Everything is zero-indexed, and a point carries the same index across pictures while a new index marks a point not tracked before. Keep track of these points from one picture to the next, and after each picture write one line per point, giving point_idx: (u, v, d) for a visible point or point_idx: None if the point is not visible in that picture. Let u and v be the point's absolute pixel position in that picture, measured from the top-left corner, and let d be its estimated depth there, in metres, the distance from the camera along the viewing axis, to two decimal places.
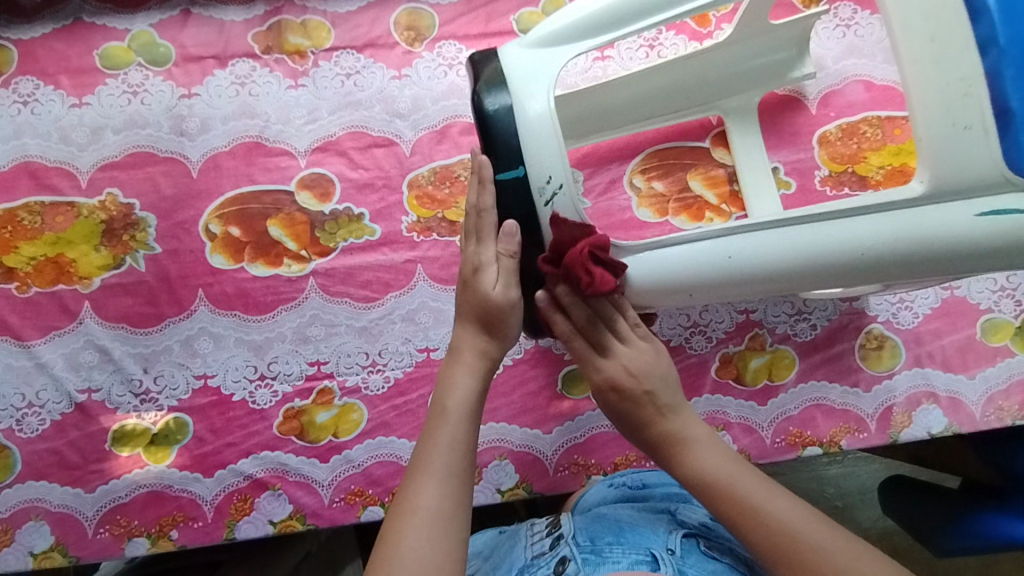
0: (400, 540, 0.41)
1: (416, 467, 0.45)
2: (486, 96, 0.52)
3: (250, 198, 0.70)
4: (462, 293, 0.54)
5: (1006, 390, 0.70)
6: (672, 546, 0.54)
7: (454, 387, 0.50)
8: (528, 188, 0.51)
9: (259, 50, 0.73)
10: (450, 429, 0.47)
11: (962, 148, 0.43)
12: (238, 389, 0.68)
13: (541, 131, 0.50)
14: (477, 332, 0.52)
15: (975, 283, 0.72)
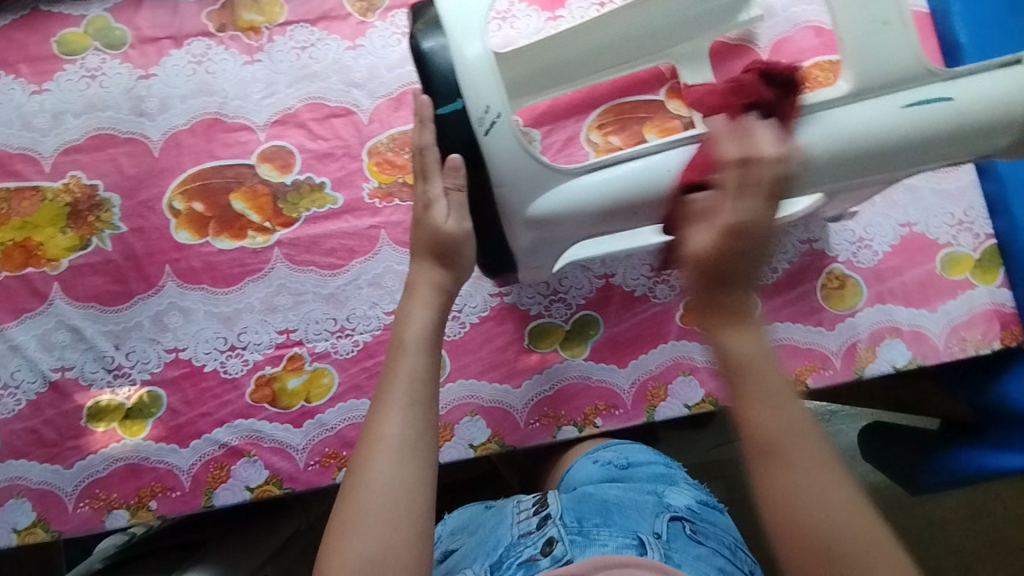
0: (367, 469, 0.44)
1: (381, 397, 0.47)
2: (423, 36, 0.47)
3: (212, 173, 0.71)
4: (414, 232, 0.51)
5: (968, 321, 0.71)
6: (659, 530, 0.54)
7: (412, 319, 0.49)
8: (468, 123, 0.47)
9: (214, 29, 0.74)
10: (411, 360, 0.47)
11: (882, 43, 0.45)
12: (209, 359, 0.69)
13: (478, 64, 0.46)
14: (432, 268, 0.50)
15: (932, 218, 0.73)
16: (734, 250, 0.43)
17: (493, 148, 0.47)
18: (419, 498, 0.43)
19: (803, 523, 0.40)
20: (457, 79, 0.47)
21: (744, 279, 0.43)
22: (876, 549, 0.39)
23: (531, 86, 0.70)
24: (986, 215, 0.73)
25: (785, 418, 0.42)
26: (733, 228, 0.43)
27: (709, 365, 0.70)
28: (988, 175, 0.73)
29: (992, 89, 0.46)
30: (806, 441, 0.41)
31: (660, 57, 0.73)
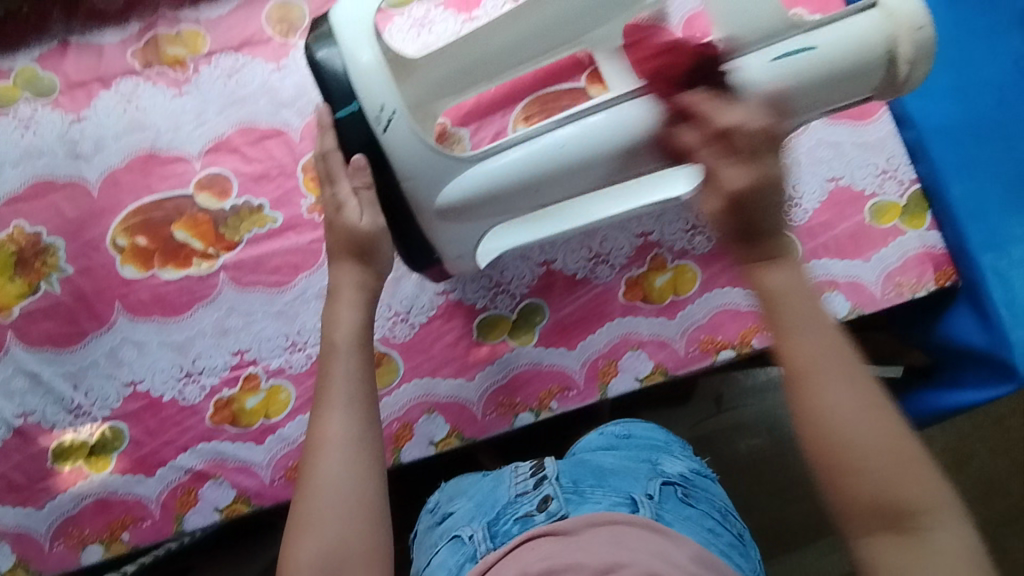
0: (316, 468, 0.47)
1: (320, 402, 0.50)
2: (316, 46, 0.51)
3: (152, 207, 0.73)
4: (331, 235, 0.54)
5: (902, 266, 0.73)
6: (651, 492, 0.61)
7: (339, 322, 0.52)
8: (367, 121, 0.50)
9: (140, 66, 0.76)
10: (344, 362, 0.51)
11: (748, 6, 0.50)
12: (167, 388, 0.70)
13: (370, 65, 0.49)
14: (354, 265, 0.54)
15: (857, 171, 0.75)
16: (752, 204, 0.45)
17: (392, 141, 0.50)
18: (368, 489, 0.48)
19: (838, 440, 0.43)
20: (351, 81, 0.50)
21: (771, 224, 0.46)
22: (893, 462, 0.43)
23: (453, 87, 0.71)
24: (908, 162, 0.75)
25: (812, 344, 0.45)
26: (734, 196, 0.45)
27: (656, 337, 0.72)
28: (905, 124, 0.74)
29: (854, 33, 0.51)
30: (830, 362, 0.45)
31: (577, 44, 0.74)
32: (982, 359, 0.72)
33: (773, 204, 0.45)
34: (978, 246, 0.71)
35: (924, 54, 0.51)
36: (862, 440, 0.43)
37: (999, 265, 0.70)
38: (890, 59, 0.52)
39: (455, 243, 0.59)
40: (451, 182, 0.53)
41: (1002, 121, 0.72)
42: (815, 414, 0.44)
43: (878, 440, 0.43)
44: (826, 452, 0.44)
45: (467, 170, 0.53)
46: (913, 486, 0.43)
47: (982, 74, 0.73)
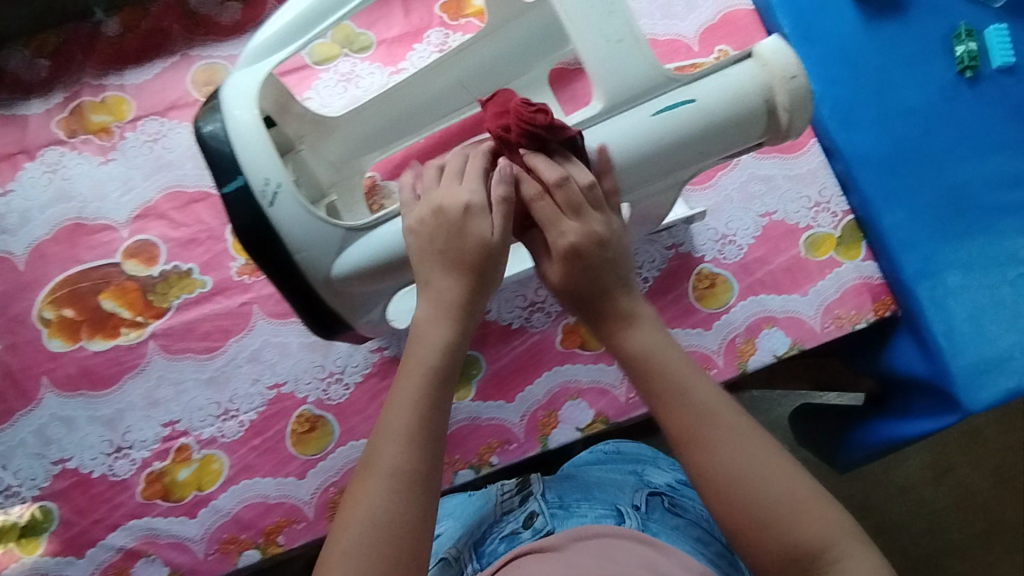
0: (361, 499, 0.44)
1: (380, 429, 0.46)
2: (202, 122, 0.51)
3: (78, 278, 0.72)
4: (451, 240, 0.48)
5: (840, 298, 0.72)
6: (637, 502, 0.57)
7: (424, 340, 0.48)
8: (253, 195, 0.49)
9: (65, 136, 0.75)
10: (413, 389, 0.47)
11: (619, 59, 0.49)
12: (97, 465, 0.68)
13: (252, 140, 0.49)
14: (459, 278, 0.48)
15: (790, 204, 0.75)
16: (578, 270, 0.48)
17: (279, 216, 0.49)
18: (421, 532, 0.43)
19: (745, 498, 0.43)
20: (235, 157, 0.49)
21: (621, 280, 0.49)
22: (805, 507, 0.42)
23: (379, 141, 0.71)
24: (839, 193, 0.75)
25: (696, 399, 0.46)
26: (570, 250, 0.47)
27: (595, 385, 0.71)
28: (835, 155, 0.74)
29: (731, 84, 0.49)
30: (714, 412, 0.45)
31: (501, 92, 0.73)
32: (927, 388, 0.71)
33: (615, 262, 0.49)
34: (914, 275, 0.70)
35: (802, 103, 0.49)
36: (758, 491, 0.43)
37: (935, 294, 0.69)
38: (768, 110, 0.50)
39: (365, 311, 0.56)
40: (343, 253, 0.50)
41: (929, 148, 0.73)
42: (701, 468, 0.44)
43: (769, 490, 0.43)
44: (735, 508, 0.43)
45: (361, 238, 0.50)
46: (815, 527, 0.42)
47: (907, 102, 0.74)
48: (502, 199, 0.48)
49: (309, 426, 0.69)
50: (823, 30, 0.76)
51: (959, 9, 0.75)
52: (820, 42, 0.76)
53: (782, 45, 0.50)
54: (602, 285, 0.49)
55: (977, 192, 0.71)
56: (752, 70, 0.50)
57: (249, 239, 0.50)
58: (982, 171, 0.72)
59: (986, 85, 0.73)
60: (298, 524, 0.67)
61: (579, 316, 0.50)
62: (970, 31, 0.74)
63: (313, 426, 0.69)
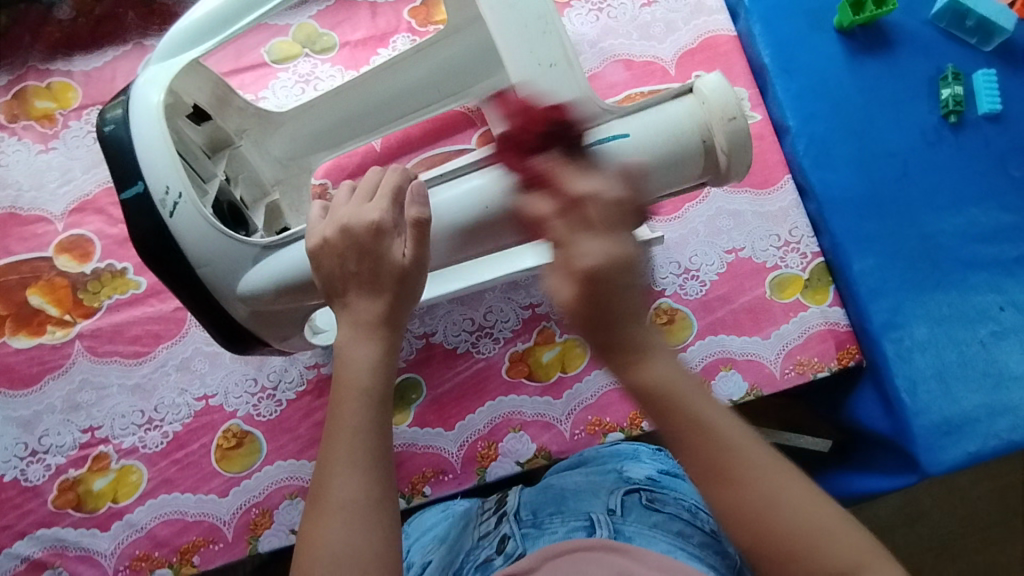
0: (321, 540, 0.39)
1: (325, 457, 0.42)
2: (104, 118, 0.50)
3: (7, 270, 0.69)
4: (360, 262, 0.44)
5: (803, 343, 0.69)
6: (614, 506, 0.52)
7: (352, 359, 0.44)
8: (152, 204, 0.48)
9: (6, 120, 0.72)
10: (355, 412, 0.42)
11: (550, 82, 0.47)
12: (9, 468, 0.65)
13: (152, 147, 0.48)
14: (375, 296, 0.44)
15: (758, 242, 0.71)
16: (599, 295, 0.34)
17: (180, 227, 0.48)
18: (391, 558, 0.40)
19: (791, 553, 0.34)
20: (136, 164, 0.48)
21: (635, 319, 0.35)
22: (870, 553, 0.35)
23: (329, 141, 0.68)
24: (811, 234, 0.72)
25: (719, 438, 0.36)
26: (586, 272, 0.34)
27: (539, 418, 0.67)
28: (808, 195, 0.72)
29: (667, 120, 0.46)
30: (744, 457, 0.36)
31: (461, 98, 0.69)
32: (889, 444, 0.68)
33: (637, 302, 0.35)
34: (880, 326, 0.67)
35: (741, 144, 0.46)
36: (817, 544, 0.34)
37: (901, 348, 0.66)
38: (705, 149, 0.46)
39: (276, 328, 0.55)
40: (249, 271, 0.49)
41: (905, 194, 0.70)
42: (752, 516, 0.35)
43: (839, 544, 0.35)
44: (785, 560, 0.35)
45: (265, 259, 0.49)
46: (884, 574, 0.34)
47: (886, 144, 0.71)
48: (414, 221, 0.45)
49: (236, 441, 0.66)
50: (805, 61, 0.73)
51: (945, 50, 0.73)
52: (801, 74, 0.73)
53: (723, 81, 0.46)
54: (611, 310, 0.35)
55: (950, 243, 0.69)
56: (690, 109, 0.46)
57: (150, 248, 0.49)
58: (958, 222, 0.69)
59: (969, 131, 0.71)
60: (215, 545, 0.64)
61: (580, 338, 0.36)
62: (957, 74, 0.71)
63: (239, 442, 0.66)
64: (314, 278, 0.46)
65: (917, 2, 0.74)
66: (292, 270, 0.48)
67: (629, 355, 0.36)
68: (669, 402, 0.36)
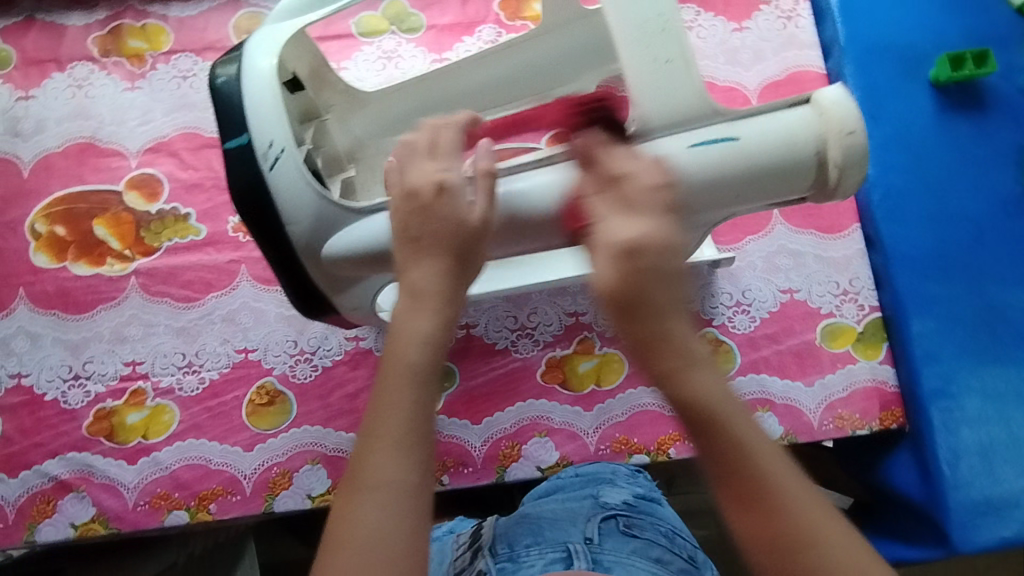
0: (348, 516, 0.38)
1: (366, 437, 0.40)
2: (218, 69, 0.51)
3: (77, 197, 0.70)
4: (428, 224, 0.44)
5: (846, 397, 0.67)
6: (590, 534, 0.54)
7: (408, 332, 0.41)
8: (253, 155, 0.49)
9: (97, 54, 0.74)
10: (402, 390, 0.40)
11: (662, 85, 0.43)
12: (51, 388, 0.67)
13: (263, 100, 0.48)
14: (440, 261, 0.43)
15: (815, 286, 0.70)
16: (631, 266, 0.37)
17: (278, 183, 0.49)
18: (420, 558, 0.38)
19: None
20: (244, 115, 0.49)
21: (671, 304, 0.38)
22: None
23: (411, 122, 0.69)
24: (872, 286, 0.70)
25: (770, 470, 0.36)
26: (625, 247, 0.37)
27: (566, 427, 0.67)
28: (875, 247, 0.70)
29: (782, 128, 0.43)
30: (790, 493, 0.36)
31: (542, 99, 0.70)
32: (920, 514, 0.66)
33: (676, 276, 0.38)
34: (930, 393, 0.65)
35: (857, 161, 0.43)
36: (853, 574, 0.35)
37: (948, 419, 0.64)
38: (818, 163, 0.44)
39: (354, 294, 0.56)
40: (338, 236, 0.49)
41: (976, 262, 0.68)
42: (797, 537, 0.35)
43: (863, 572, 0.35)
44: (771, 533, 0.35)
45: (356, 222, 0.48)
46: None
47: (965, 208, 0.69)
48: (486, 172, 0.45)
49: (268, 399, 0.67)
50: (895, 112, 0.71)
51: None
52: (888, 122, 0.71)
53: (847, 94, 0.43)
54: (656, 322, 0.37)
55: (1017, 319, 0.66)
56: (812, 117, 0.43)
57: (245, 200, 0.50)
58: None
59: None
60: (232, 496, 0.65)
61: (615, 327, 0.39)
62: None
63: (271, 401, 0.67)
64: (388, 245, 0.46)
65: (1018, 68, 0.72)
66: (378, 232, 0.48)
67: (641, 307, 0.37)
68: (676, 356, 0.37)
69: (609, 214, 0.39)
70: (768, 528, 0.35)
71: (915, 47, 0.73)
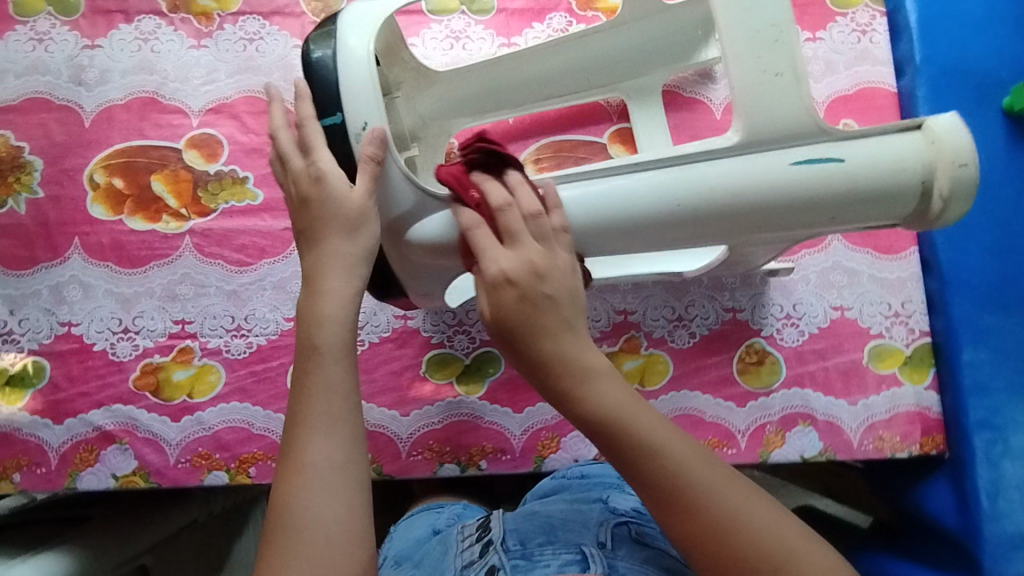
0: (294, 503, 0.43)
1: (293, 422, 0.45)
2: (311, 44, 0.50)
3: (137, 152, 0.70)
4: (309, 214, 0.48)
5: (889, 419, 0.67)
6: (602, 539, 0.54)
7: (324, 323, 0.46)
8: (346, 136, 0.49)
9: (166, 9, 0.73)
10: (326, 372, 0.46)
11: (769, 97, 0.44)
12: (100, 339, 0.67)
13: (361, 83, 0.48)
14: (337, 243, 0.47)
15: (867, 305, 0.69)
16: (508, 300, 0.44)
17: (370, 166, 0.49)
18: (356, 522, 0.43)
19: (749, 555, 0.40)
20: (340, 94, 0.48)
21: (565, 323, 0.44)
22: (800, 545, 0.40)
23: (476, 106, 0.69)
24: (924, 311, 0.69)
25: (670, 456, 0.42)
26: (503, 279, 0.44)
27: None
28: (932, 272, 0.69)
29: (888, 154, 0.44)
30: (669, 452, 0.42)
31: (610, 90, 0.71)
32: (951, 542, 0.66)
33: (569, 298, 0.44)
34: (975, 423, 0.65)
35: (961, 195, 0.43)
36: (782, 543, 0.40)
37: (992, 451, 0.64)
38: (921, 190, 0.44)
39: (422, 282, 0.56)
40: (421, 222, 0.50)
41: None
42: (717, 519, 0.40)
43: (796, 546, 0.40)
44: (689, 526, 0.40)
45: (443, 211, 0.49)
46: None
47: None
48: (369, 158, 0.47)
49: None
50: None
51: None
52: None
53: (959, 124, 0.44)
54: (532, 326, 0.44)
55: None
56: (916, 144, 0.44)
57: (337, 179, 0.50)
58: None
59: None
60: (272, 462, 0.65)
61: (511, 360, 0.46)
62: None
63: None
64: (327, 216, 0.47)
65: None
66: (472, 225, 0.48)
67: (528, 331, 0.44)
68: (569, 373, 0.43)
69: (486, 249, 0.45)
70: (675, 516, 0.41)
71: (990, 72, 0.72)
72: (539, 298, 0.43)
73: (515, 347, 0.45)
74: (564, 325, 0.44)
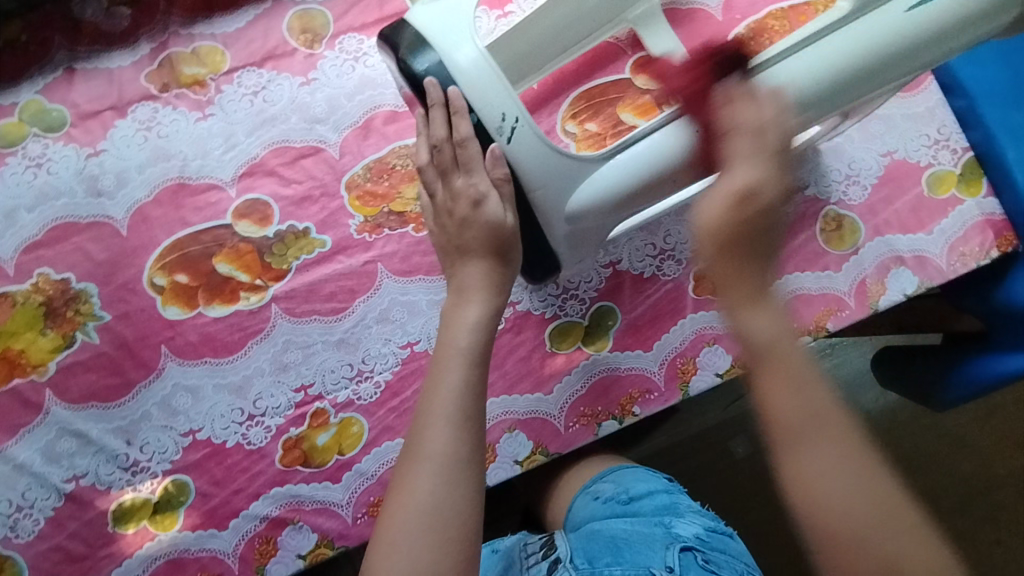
0: (412, 484, 0.45)
1: (425, 413, 0.48)
2: (412, 61, 0.53)
3: (189, 241, 0.67)
4: (464, 231, 0.54)
5: (964, 235, 0.72)
6: (671, 563, 0.56)
7: (459, 324, 0.51)
8: (488, 132, 0.53)
9: (156, 90, 0.70)
10: (458, 372, 0.49)
11: None
12: (230, 434, 0.65)
13: (486, 80, 0.52)
14: (485, 262, 0.54)
15: (910, 142, 0.74)
16: (741, 215, 0.47)
17: (518, 152, 0.53)
18: (466, 522, 0.45)
19: (828, 509, 0.42)
20: (466, 97, 0.52)
21: (763, 247, 0.48)
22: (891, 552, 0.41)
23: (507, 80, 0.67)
24: (958, 130, 0.75)
25: (778, 409, 0.44)
26: (738, 194, 0.47)
27: (731, 331, 0.70)
28: (954, 92, 0.75)
29: None
30: (823, 417, 0.44)
31: (617, 25, 0.67)
32: None
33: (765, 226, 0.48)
34: None
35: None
36: (871, 529, 0.42)
37: None
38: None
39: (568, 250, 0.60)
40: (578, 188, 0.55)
41: None
42: (801, 467, 0.43)
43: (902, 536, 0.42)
44: (794, 462, 0.43)
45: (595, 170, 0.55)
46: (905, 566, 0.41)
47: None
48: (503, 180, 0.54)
49: None
50: None
51: None
52: None
53: None
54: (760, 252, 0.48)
55: None
56: None
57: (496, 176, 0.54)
58: None
59: None
60: None
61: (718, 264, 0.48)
62: None
63: None
64: (481, 236, 0.53)
65: None
66: (633, 168, 0.54)
67: (751, 245, 0.47)
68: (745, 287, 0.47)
69: (740, 157, 0.49)
70: (790, 454, 0.44)
71: None
72: (764, 227, 0.48)
73: (731, 261, 0.47)
74: (769, 256, 0.48)
